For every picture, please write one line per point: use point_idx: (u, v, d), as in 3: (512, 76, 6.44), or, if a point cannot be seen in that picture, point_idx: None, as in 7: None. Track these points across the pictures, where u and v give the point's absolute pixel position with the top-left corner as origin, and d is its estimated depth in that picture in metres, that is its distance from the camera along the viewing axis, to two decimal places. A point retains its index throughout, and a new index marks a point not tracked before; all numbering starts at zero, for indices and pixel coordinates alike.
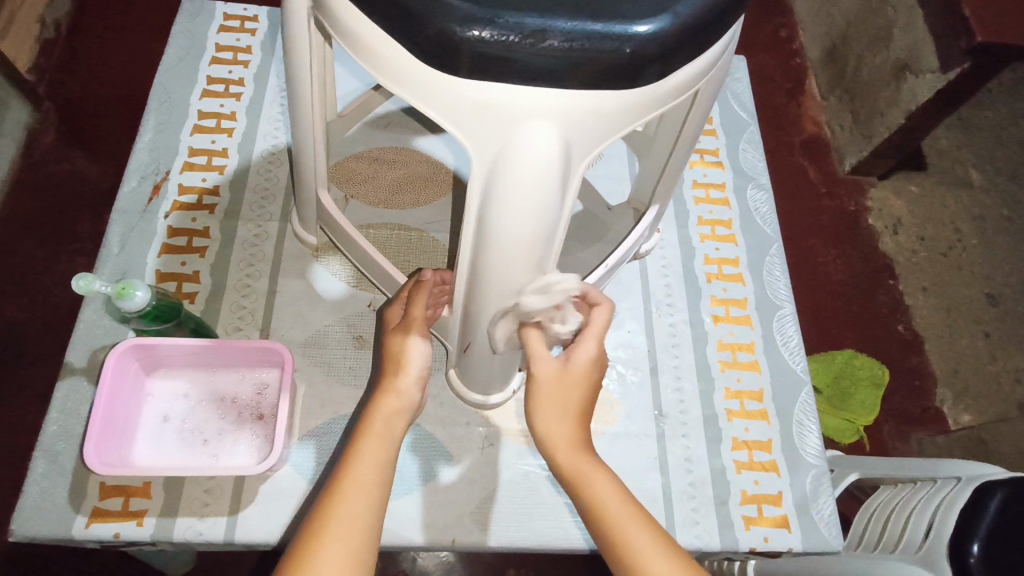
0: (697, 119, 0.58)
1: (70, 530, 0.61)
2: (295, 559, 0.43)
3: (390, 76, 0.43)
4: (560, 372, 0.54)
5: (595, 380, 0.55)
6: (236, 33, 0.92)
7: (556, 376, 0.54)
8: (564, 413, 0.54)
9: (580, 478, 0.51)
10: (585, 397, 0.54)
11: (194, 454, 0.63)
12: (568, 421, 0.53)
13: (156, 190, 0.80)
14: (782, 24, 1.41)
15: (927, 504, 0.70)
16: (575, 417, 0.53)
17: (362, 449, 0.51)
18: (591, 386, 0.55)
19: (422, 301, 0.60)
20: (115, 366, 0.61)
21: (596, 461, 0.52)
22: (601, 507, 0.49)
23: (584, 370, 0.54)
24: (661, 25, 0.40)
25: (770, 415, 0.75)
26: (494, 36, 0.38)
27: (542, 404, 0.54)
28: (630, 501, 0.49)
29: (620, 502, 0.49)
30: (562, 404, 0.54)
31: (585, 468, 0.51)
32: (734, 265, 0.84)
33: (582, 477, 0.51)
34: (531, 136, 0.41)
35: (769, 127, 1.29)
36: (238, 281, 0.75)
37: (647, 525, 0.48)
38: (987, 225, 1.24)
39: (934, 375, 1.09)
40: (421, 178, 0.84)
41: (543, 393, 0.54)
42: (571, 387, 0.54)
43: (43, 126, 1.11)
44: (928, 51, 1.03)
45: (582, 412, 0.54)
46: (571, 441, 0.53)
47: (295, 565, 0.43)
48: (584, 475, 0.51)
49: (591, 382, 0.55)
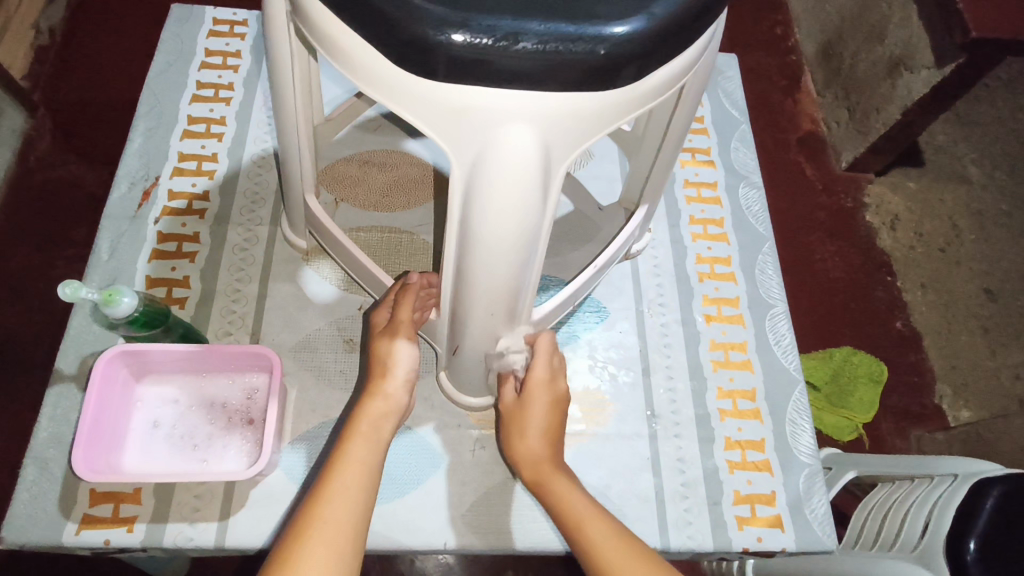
0: (682, 118, 0.58)
1: (60, 537, 0.61)
2: (278, 562, 0.43)
3: (366, 80, 0.43)
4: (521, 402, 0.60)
5: (552, 404, 0.60)
6: (226, 37, 0.93)
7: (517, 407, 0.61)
8: (529, 433, 0.59)
9: (546, 484, 0.57)
10: (546, 415, 0.60)
11: (183, 459, 0.63)
12: (533, 437, 0.59)
13: (146, 196, 0.80)
14: (778, 21, 1.41)
15: (924, 502, 0.70)
16: (540, 433, 0.59)
17: (348, 451, 0.51)
18: (551, 405, 0.60)
19: (408, 304, 0.60)
20: (104, 373, 0.61)
21: (562, 471, 0.58)
22: (564, 502, 0.55)
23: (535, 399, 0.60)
24: (636, 27, 0.40)
25: (762, 414, 0.74)
26: (467, 39, 0.38)
27: (512, 433, 0.60)
28: (590, 498, 0.55)
29: (578, 497, 0.55)
30: (525, 425, 0.59)
31: (549, 476, 0.57)
32: (726, 264, 0.83)
33: (545, 483, 0.57)
34: (508, 139, 0.41)
35: (764, 124, 1.28)
36: (228, 286, 0.75)
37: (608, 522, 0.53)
38: (985, 220, 1.24)
39: (933, 371, 1.09)
40: (409, 180, 0.84)
41: (508, 421, 0.61)
42: (530, 411, 0.59)
43: (38, 132, 1.11)
44: (922, 46, 1.03)
45: (548, 430, 0.59)
46: (539, 454, 0.59)
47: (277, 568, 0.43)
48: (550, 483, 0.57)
49: (551, 401, 0.60)
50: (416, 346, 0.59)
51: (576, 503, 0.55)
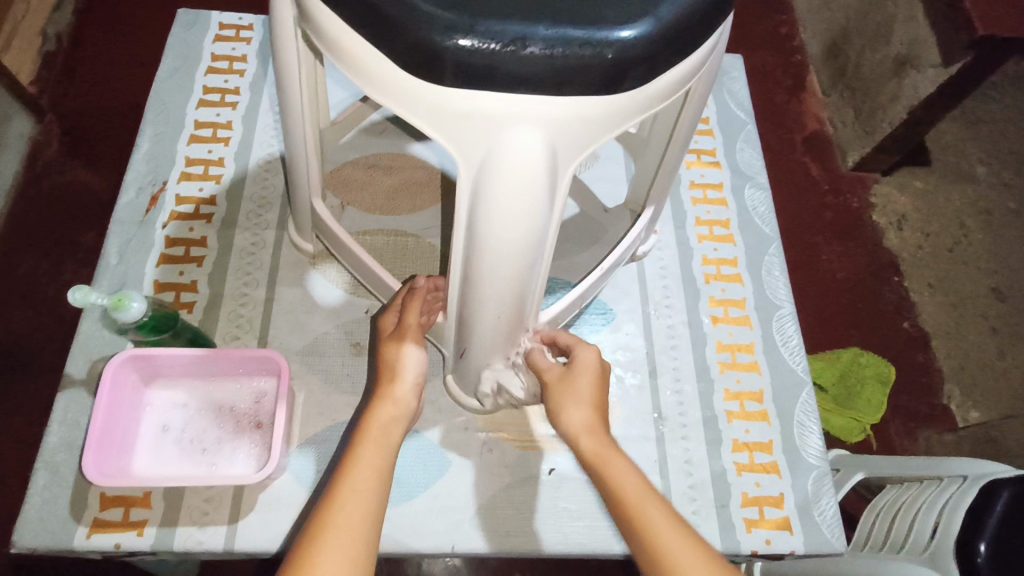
0: (688, 120, 0.58)
1: (71, 541, 0.62)
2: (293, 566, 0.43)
3: (373, 85, 0.43)
4: (566, 373, 0.58)
5: (600, 378, 0.59)
6: (232, 42, 0.93)
7: (563, 378, 0.58)
8: (579, 400, 0.56)
9: (603, 460, 0.53)
10: (594, 385, 0.58)
11: (193, 463, 0.63)
12: (582, 403, 0.56)
13: (154, 201, 0.80)
14: (783, 21, 1.40)
15: (933, 503, 0.69)
16: (588, 400, 0.57)
17: (360, 455, 0.51)
18: (598, 379, 0.58)
19: (415, 309, 0.61)
20: (113, 377, 0.61)
21: (616, 447, 0.54)
22: (620, 484, 0.51)
23: (585, 369, 0.58)
24: (643, 31, 0.40)
25: (770, 416, 0.74)
26: (475, 44, 0.38)
27: (556, 404, 0.57)
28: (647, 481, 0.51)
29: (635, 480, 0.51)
30: (574, 393, 0.57)
31: (608, 452, 0.53)
32: (733, 266, 0.83)
33: (603, 459, 0.53)
34: (515, 143, 0.41)
35: (769, 124, 1.28)
36: (235, 290, 0.76)
37: (662, 503, 0.49)
38: (992, 219, 1.23)
39: (941, 372, 1.08)
40: (415, 183, 0.84)
41: (553, 393, 0.58)
42: (578, 381, 0.57)
43: (45, 138, 1.12)
44: (929, 44, 1.02)
45: (598, 401, 0.57)
46: (590, 426, 0.55)
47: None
48: (604, 460, 0.53)
49: (597, 372, 0.58)
50: (423, 350, 0.60)
51: (630, 481, 0.51)
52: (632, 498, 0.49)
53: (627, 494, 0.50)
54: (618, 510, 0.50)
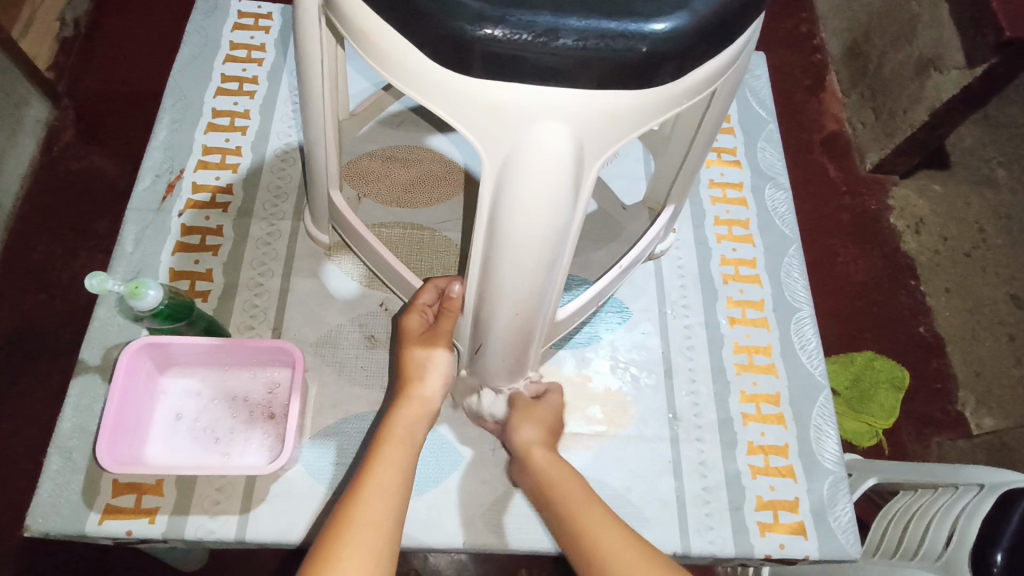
0: (713, 120, 0.57)
1: (82, 527, 0.62)
2: (320, 558, 0.44)
3: (399, 75, 0.43)
4: (533, 403, 0.66)
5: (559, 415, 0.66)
6: (250, 30, 0.93)
7: (531, 405, 0.65)
8: (536, 423, 0.64)
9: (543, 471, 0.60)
10: (553, 418, 0.65)
11: (205, 453, 0.63)
12: (541, 427, 0.64)
13: (170, 188, 0.80)
14: (803, 19, 1.39)
15: (948, 512, 0.68)
16: (546, 428, 0.64)
17: (384, 452, 0.53)
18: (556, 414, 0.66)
19: (450, 319, 0.60)
20: (128, 364, 0.61)
21: (558, 459, 0.62)
22: (560, 488, 0.58)
23: (549, 407, 0.66)
24: (677, 24, 0.39)
25: (787, 419, 0.73)
26: (506, 34, 0.38)
27: (517, 420, 0.64)
28: (581, 485, 0.59)
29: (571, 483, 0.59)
30: (533, 415, 0.64)
31: (550, 463, 0.61)
32: (751, 266, 0.82)
33: (544, 470, 0.60)
34: (541, 137, 0.41)
35: (788, 124, 1.27)
36: (250, 280, 0.75)
37: (596, 506, 0.56)
38: (1012, 224, 1.21)
39: (956, 378, 1.07)
40: (434, 177, 0.83)
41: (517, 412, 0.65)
42: (542, 409, 0.65)
43: (62, 124, 1.12)
44: (953, 46, 1.00)
45: (551, 431, 0.64)
46: (540, 444, 0.62)
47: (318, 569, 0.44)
48: (549, 469, 0.60)
49: (558, 412, 0.66)
50: (451, 355, 0.62)
51: (568, 485, 0.58)
52: (569, 496, 0.57)
53: (565, 493, 0.58)
54: (558, 510, 0.57)
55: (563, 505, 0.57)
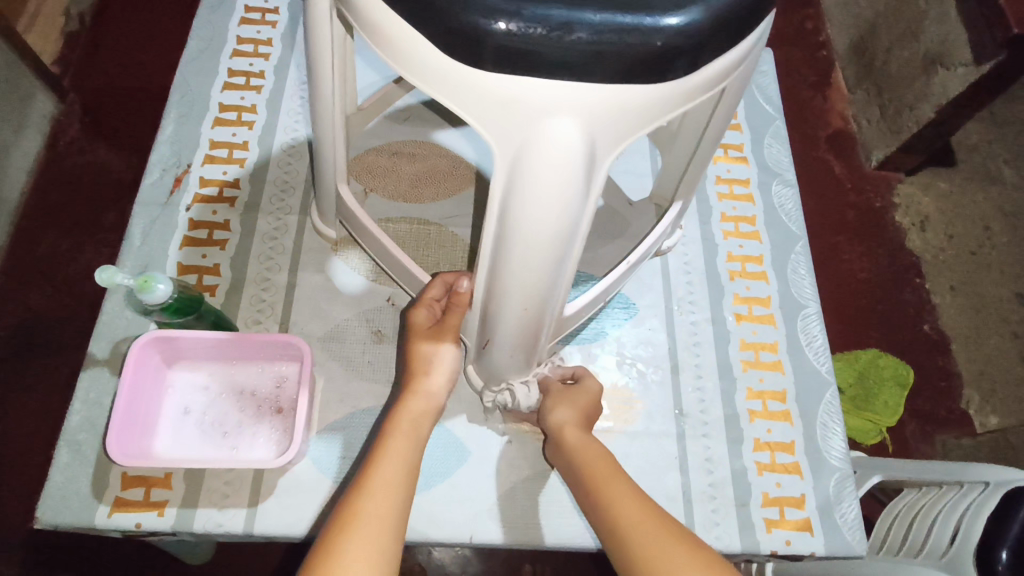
0: (722, 116, 0.57)
1: (92, 519, 0.62)
2: (325, 551, 0.44)
3: (412, 69, 0.43)
4: (570, 388, 0.66)
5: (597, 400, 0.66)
6: (257, 25, 0.92)
7: (568, 390, 0.65)
8: (572, 407, 0.64)
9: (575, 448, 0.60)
10: (591, 402, 0.65)
11: (214, 447, 0.63)
12: (576, 409, 0.64)
13: (178, 182, 0.80)
14: (809, 15, 1.38)
15: (954, 509, 0.68)
16: (581, 409, 0.64)
17: (388, 445, 0.53)
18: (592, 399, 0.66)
19: (456, 316, 0.60)
20: (138, 358, 0.62)
21: (590, 437, 0.62)
22: (590, 464, 0.58)
23: (588, 392, 0.66)
24: (691, 19, 0.40)
25: (793, 416, 0.73)
26: (519, 29, 0.38)
27: (553, 403, 0.64)
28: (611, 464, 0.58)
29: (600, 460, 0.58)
30: (569, 399, 0.64)
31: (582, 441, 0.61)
32: (758, 263, 0.82)
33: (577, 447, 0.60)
34: (552, 132, 0.41)
35: (793, 120, 1.26)
36: (257, 275, 0.76)
37: (624, 482, 0.56)
38: (1018, 222, 1.21)
39: (961, 376, 1.06)
40: (441, 172, 0.83)
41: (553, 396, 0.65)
42: (580, 395, 0.65)
43: (67, 118, 1.12)
44: (960, 43, 1.00)
45: (587, 417, 0.64)
46: (574, 424, 0.62)
47: (323, 560, 0.44)
48: (581, 446, 0.60)
49: (597, 398, 0.66)
50: (455, 350, 0.62)
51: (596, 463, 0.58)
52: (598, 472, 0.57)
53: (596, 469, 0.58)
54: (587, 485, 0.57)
55: (592, 482, 0.57)
